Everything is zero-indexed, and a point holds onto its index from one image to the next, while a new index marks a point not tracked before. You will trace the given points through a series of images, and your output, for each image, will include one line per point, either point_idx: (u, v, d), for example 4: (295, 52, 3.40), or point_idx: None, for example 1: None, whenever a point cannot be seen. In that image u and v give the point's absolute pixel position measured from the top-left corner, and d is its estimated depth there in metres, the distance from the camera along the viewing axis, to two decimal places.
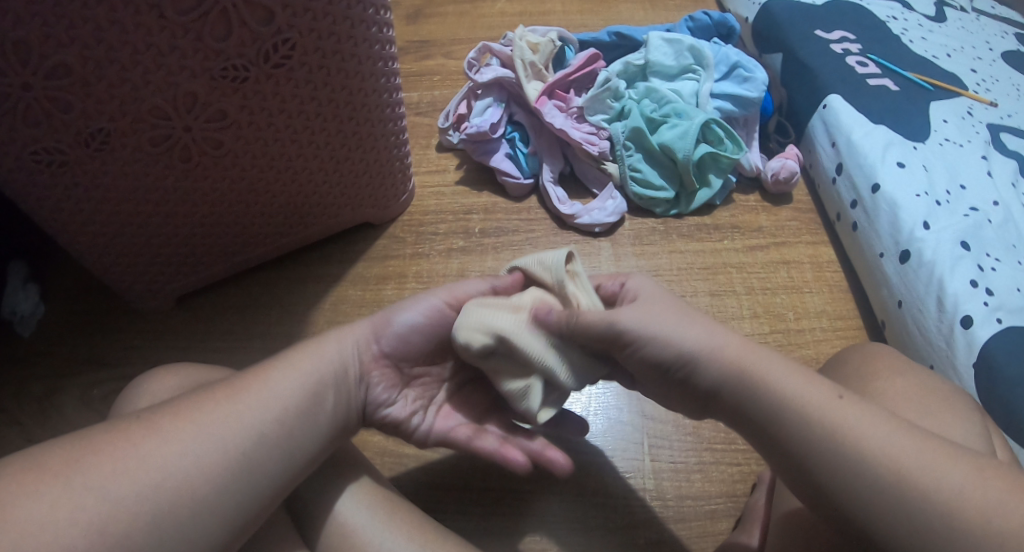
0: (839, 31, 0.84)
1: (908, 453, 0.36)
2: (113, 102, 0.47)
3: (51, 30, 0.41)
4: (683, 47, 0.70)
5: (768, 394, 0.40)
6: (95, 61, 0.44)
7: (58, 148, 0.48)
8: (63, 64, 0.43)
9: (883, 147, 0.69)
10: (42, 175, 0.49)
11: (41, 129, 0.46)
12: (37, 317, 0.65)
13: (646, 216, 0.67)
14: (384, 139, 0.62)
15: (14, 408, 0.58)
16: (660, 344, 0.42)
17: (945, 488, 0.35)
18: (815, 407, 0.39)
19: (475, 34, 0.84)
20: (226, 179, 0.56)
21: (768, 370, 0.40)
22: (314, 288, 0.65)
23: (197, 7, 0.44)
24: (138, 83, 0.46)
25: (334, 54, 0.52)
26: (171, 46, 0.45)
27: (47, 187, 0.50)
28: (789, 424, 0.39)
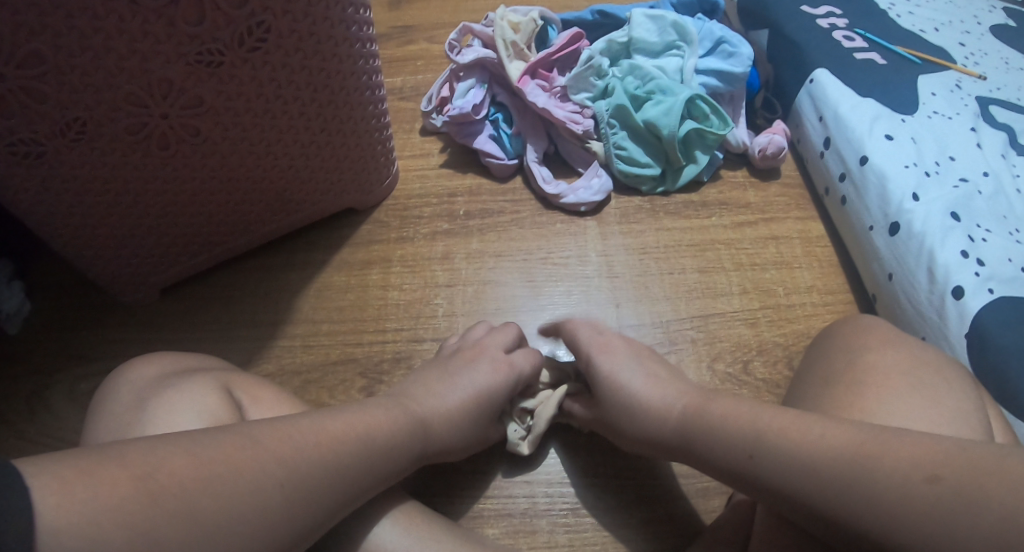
0: (825, 6, 0.83)
1: (847, 438, 0.35)
2: (88, 91, 0.46)
3: (21, 19, 0.40)
4: (667, 23, 0.69)
5: (711, 425, 0.41)
6: (67, 48, 0.43)
7: (34, 139, 0.47)
8: (35, 53, 0.42)
9: (871, 120, 0.68)
10: (18, 168, 0.48)
11: (15, 120, 0.45)
12: (23, 315, 0.63)
13: (632, 194, 0.67)
14: (365, 122, 0.61)
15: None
16: (627, 393, 0.46)
17: (889, 459, 0.33)
18: (766, 435, 0.38)
19: (457, 17, 0.84)
20: (206, 167, 0.55)
21: (717, 414, 0.41)
22: (299, 275, 0.64)
23: None
24: (112, 70, 0.45)
25: (311, 36, 0.51)
26: (143, 31, 0.44)
27: (24, 179, 0.49)
28: (735, 451, 0.39)
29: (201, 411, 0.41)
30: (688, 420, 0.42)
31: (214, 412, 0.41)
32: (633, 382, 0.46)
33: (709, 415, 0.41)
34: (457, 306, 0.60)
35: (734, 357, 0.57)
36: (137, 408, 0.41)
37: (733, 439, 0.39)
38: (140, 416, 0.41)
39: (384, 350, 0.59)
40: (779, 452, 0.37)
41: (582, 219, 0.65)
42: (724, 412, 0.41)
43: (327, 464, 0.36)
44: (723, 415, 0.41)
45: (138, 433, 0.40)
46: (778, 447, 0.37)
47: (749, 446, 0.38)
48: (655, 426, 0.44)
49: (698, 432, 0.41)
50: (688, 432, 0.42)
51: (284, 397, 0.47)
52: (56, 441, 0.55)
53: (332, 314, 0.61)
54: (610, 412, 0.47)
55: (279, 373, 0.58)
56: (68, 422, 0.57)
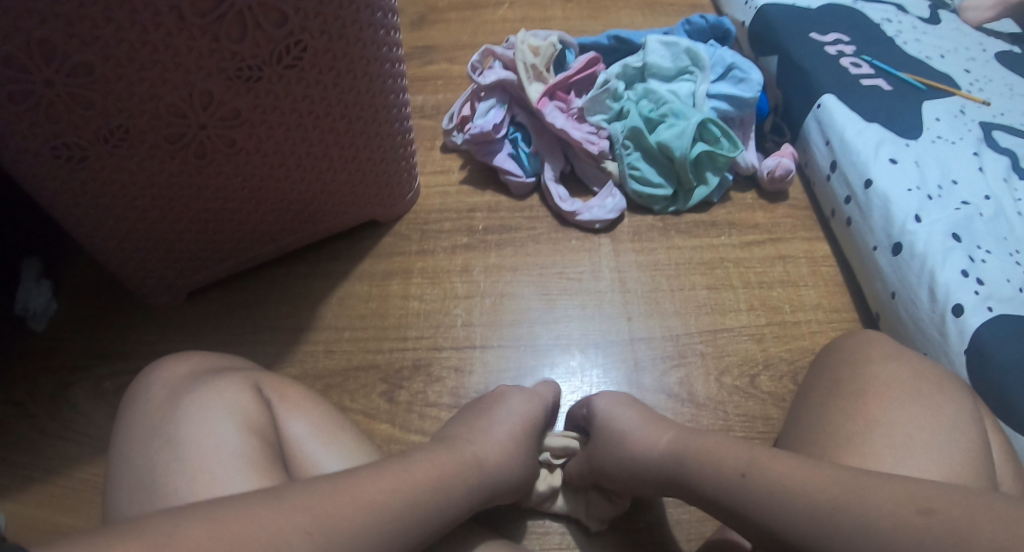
0: (833, 34, 0.86)
1: (833, 477, 0.35)
2: (132, 100, 0.48)
3: (76, 30, 0.43)
4: (680, 49, 0.72)
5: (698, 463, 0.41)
6: (116, 60, 0.46)
7: (79, 144, 0.49)
8: (86, 63, 0.45)
9: (876, 144, 0.70)
10: (61, 171, 0.51)
11: (63, 126, 0.48)
12: (50, 313, 0.66)
13: (644, 214, 0.69)
14: (390, 138, 0.64)
15: (28, 401, 0.60)
16: (621, 428, 0.48)
17: (867, 500, 0.33)
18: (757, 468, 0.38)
19: (477, 38, 0.87)
20: (239, 177, 0.58)
21: (702, 449, 0.42)
22: (323, 283, 0.67)
23: (215, 9, 0.46)
24: (157, 82, 0.48)
25: (343, 56, 0.54)
26: (188, 47, 0.47)
27: (67, 183, 0.52)
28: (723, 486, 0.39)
29: (237, 410, 0.43)
30: (676, 455, 0.43)
31: (246, 411, 0.43)
32: (627, 422, 0.48)
33: (701, 451, 0.42)
34: (475, 316, 0.63)
35: (741, 372, 0.59)
36: (171, 404, 0.43)
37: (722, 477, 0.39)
38: (175, 409, 0.43)
39: (404, 357, 0.61)
40: (764, 488, 0.37)
41: (596, 236, 0.68)
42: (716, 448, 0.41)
43: (380, 503, 0.35)
44: (715, 449, 0.41)
45: (170, 427, 0.42)
46: (762, 484, 0.37)
47: (736, 481, 0.39)
48: (647, 460, 0.45)
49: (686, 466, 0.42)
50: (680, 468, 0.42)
51: (310, 398, 0.49)
52: (85, 436, 0.58)
53: (353, 321, 0.64)
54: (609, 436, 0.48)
55: (302, 377, 0.60)
56: (96, 418, 0.59)
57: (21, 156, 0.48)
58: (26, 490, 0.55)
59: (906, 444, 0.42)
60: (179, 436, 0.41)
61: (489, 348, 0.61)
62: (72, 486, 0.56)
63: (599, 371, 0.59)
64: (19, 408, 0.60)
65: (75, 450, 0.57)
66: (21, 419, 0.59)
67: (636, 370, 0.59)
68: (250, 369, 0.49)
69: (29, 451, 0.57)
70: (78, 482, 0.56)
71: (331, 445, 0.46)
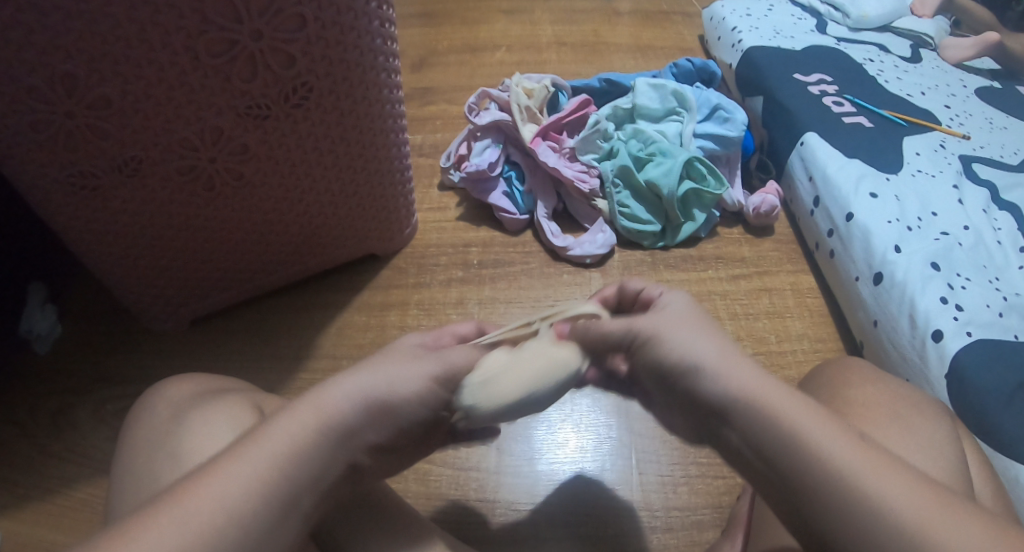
0: (816, 74, 0.90)
1: (909, 497, 0.34)
2: (147, 133, 0.51)
3: (96, 66, 0.46)
4: (668, 92, 0.75)
5: (801, 431, 0.36)
6: (133, 94, 0.48)
7: (94, 172, 0.52)
8: (104, 97, 0.48)
9: (857, 179, 0.73)
10: (75, 199, 0.53)
11: (78, 154, 0.50)
12: (54, 336, 0.68)
13: (634, 249, 0.71)
14: (390, 175, 0.66)
15: (28, 422, 0.62)
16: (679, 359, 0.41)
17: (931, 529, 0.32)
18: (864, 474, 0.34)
19: (476, 81, 0.91)
20: (245, 209, 0.61)
21: (804, 423, 0.37)
22: (322, 314, 0.69)
23: (228, 51, 0.49)
24: (171, 116, 0.51)
25: (347, 96, 0.57)
26: (202, 85, 0.50)
27: (78, 208, 0.54)
28: (796, 449, 0.36)
29: (235, 426, 0.44)
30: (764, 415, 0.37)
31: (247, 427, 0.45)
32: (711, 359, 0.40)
33: (778, 410, 0.37)
34: None
35: None
36: (174, 422, 0.45)
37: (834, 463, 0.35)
38: (179, 427, 0.45)
39: None
40: (832, 480, 0.35)
41: (587, 270, 0.70)
42: (789, 408, 0.37)
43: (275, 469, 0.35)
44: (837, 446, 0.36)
45: (174, 445, 0.44)
46: (854, 482, 0.34)
47: (853, 476, 0.35)
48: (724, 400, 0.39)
49: (746, 417, 0.38)
50: (753, 426, 0.38)
51: None
52: (85, 458, 0.59)
53: (352, 350, 0.66)
54: (664, 357, 0.41)
55: None
56: (95, 440, 0.61)
57: (37, 182, 0.51)
58: (24, 509, 0.56)
59: None
60: (181, 449, 0.43)
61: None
62: (68, 506, 0.57)
63: (590, 400, 0.58)
64: (18, 429, 0.61)
65: (74, 470, 0.59)
66: (19, 441, 0.60)
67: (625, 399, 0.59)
68: (248, 389, 0.51)
69: (27, 471, 0.58)
70: (75, 501, 0.57)
71: None
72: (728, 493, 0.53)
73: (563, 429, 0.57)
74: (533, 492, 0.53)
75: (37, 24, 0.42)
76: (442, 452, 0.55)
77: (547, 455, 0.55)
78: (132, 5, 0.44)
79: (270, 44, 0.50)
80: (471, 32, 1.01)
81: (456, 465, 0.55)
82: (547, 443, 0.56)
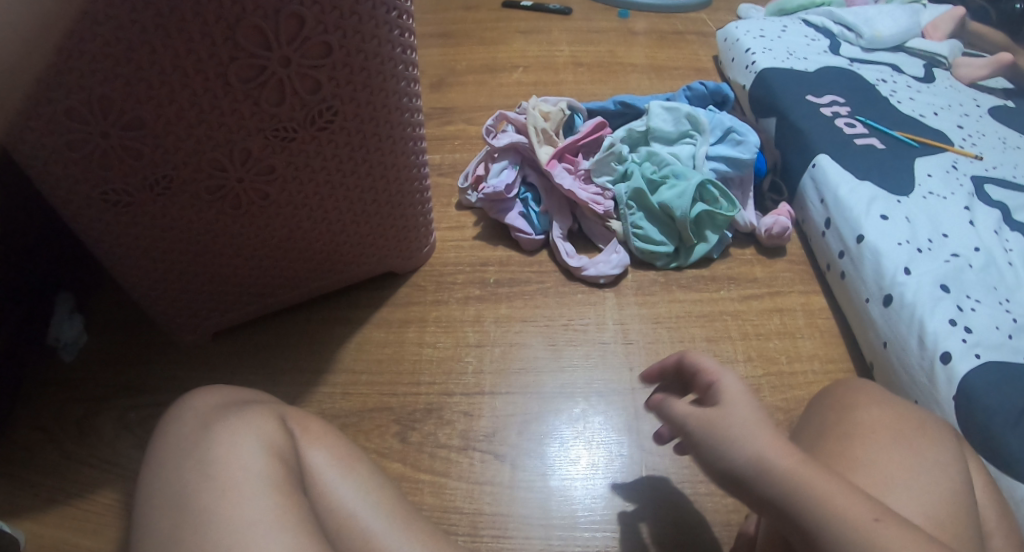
0: (829, 95, 0.91)
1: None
2: (178, 154, 0.54)
3: (131, 89, 0.48)
4: (681, 114, 0.77)
5: (811, 496, 0.38)
6: (166, 117, 0.51)
7: (127, 190, 0.54)
8: (138, 119, 0.50)
9: (868, 201, 0.74)
10: (108, 213, 0.55)
11: (112, 173, 0.52)
12: (80, 345, 0.70)
13: (647, 269, 0.72)
14: (410, 196, 0.68)
15: (55, 428, 0.63)
16: (716, 449, 0.43)
17: None
18: (853, 526, 0.37)
19: (493, 101, 0.93)
20: (271, 227, 0.63)
21: (815, 484, 0.39)
22: (341, 330, 0.69)
23: (258, 77, 0.52)
24: (202, 138, 0.53)
25: (371, 120, 0.60)
26: (232, 109, 0.53)
27: (110, 225, 0.56)
28: (828, 527, 0.38)
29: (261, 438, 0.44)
30: (783, 477, 0.39)
31: (274, 440, 0.44)
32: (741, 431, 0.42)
33: (811, 487, 0.39)
34: (485, 364, 0.63)
35: None
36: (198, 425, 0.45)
37: (831, 514, 0.38)
38: None
39: (417, 400, 0.61)
40: (833, 524, 0.37)
41: (600, 290, 0.70)
42: (829, 495, 0.38)
43: None
44: (839, 505, 0.38)
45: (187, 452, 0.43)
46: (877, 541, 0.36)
47: (843, 524, 0.37)
48: (741, 465, 0.41)
49: (790, 502, 0.39)
50: (761, 486, 0.40)
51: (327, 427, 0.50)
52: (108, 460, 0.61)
53: (371, 364, 0.65)
54: (707, 450, 0.43)
55: (319, 416, 0.61)
56: (118, 448, 0.62)
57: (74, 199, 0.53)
58: (48, 512, 0.57)
59: (887, 481, 0.44)
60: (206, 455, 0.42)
61: (478, 394, 0.61)
62: (91, 510, 0.58)
63: (602, 416, 0.60)
64: (46, 435, 0.63)
65: (97, 476, 0.60)
66: (46, 445, 0.62)
67: (636, 419, 0.60)
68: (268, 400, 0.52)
69: (53, 474, 0.60)
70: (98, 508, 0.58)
71: (350, 476, 0.47)
72: (734, 511, 0.54)
73: (576, 445, 0.58)
74: (545, 507, 0.54)
75: (75, 51, 0.44)
76: (458, 466, 0.56)
77: (559, 470, 0.56)
78: (166, 33, 0.46)
79: (298, 70, 0.53)
80: (489, 53, 1.03)
81: (470, 479, 0.56)
82: (559, 459, 0.57)
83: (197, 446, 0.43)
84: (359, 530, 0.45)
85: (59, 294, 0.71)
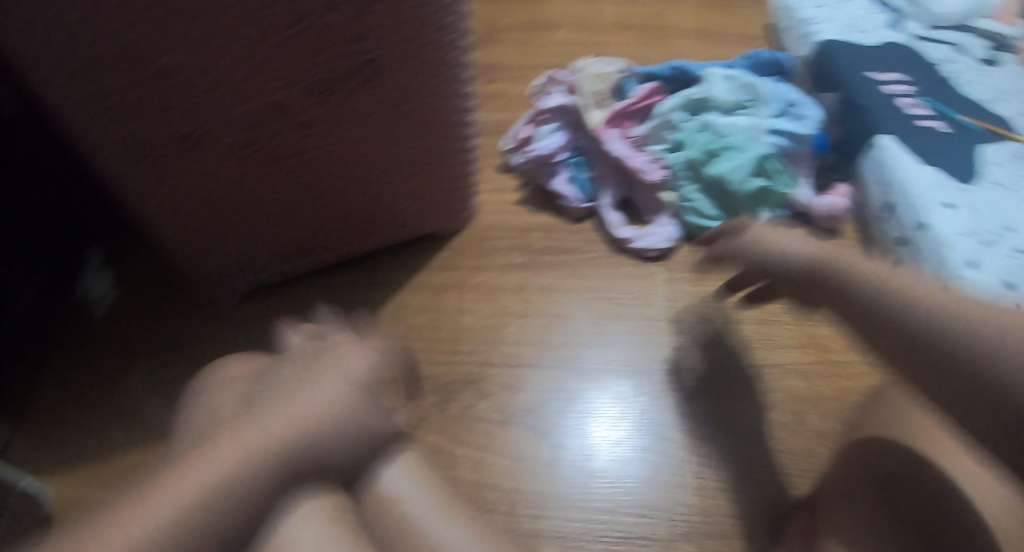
0: (892, 73, 0.86)
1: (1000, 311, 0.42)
2: (210, 104, 0.49)
3: (161, 33, 0.43)
4: (741, 83, 0.72)
5: (888, 300, 0.45)
6: (197, 64, 0.46)
7: (155, 141, 0.50)
8: (168, 67, 0.45)
9: (933, 187, 0.70)
10: (137, 165, 0.51)
11: (140, 123, 0.48)
12: (109, 300, 0.68)
13: (698, 244, 0.69)
14: (454, 157, 0.63)
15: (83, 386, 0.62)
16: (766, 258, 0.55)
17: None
18: (931, 305, 0.43)
19: (537, 61, 0.89)
20: (307, 183, 0.59)
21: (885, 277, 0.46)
22: (376, 293, 0.67)
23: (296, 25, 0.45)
24: (235, 88, 0.48)
25: (417, 75, 0.54)
26: (269, 58, 0.47)
27: (138, 177, 0.53)
28: (925, 338, 0.43)
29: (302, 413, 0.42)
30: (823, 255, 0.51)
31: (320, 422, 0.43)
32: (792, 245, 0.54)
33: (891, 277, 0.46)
34: (528, 335, 0.61)
35: (786, 409, 0.58)
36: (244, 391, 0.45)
37: (908, 301, 0.44)
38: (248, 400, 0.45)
39: (456, 370, 0.59)
40: (923, 310, 0.43)
41: (648, 264, 0.67)
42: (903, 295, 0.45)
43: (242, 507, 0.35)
44: (915, 290, 0.45)
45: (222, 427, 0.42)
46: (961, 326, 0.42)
47: (929, 319, 0.43)
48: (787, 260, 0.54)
49: (865, 287, 0.47)
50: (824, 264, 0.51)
51: None
52: (133, 420, 0.60)
53: (408, 329, 0.63)
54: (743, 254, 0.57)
55: None
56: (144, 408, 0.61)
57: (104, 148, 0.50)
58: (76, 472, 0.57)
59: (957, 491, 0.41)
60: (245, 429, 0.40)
61: (520, 366, 0.59)
62: (119, 470, 0.57)
63: (641, 393, 0.58)
64: (75, 394, 0.62)
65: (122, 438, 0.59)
66: (74, 404, 0.61)
67: (678, 399, 0.58)
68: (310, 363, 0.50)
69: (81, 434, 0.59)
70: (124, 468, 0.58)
71: (391, 452, 0.45)
72: (777, 504, 0.53)
73: (611, 417, 0.56)
74: (580, 481, 0.53)
75: None
76: (497, 441, 0.55)
77: (594, 441, 0.55)
78: None
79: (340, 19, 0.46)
80: (535, 9, 0.98)
81: (510, 455, 0.54)
82: (594, 429, 0.56)
83: (238, 418, 0.41)
84: (401, 514, 0.43)
85: (89, 249, 0.68)
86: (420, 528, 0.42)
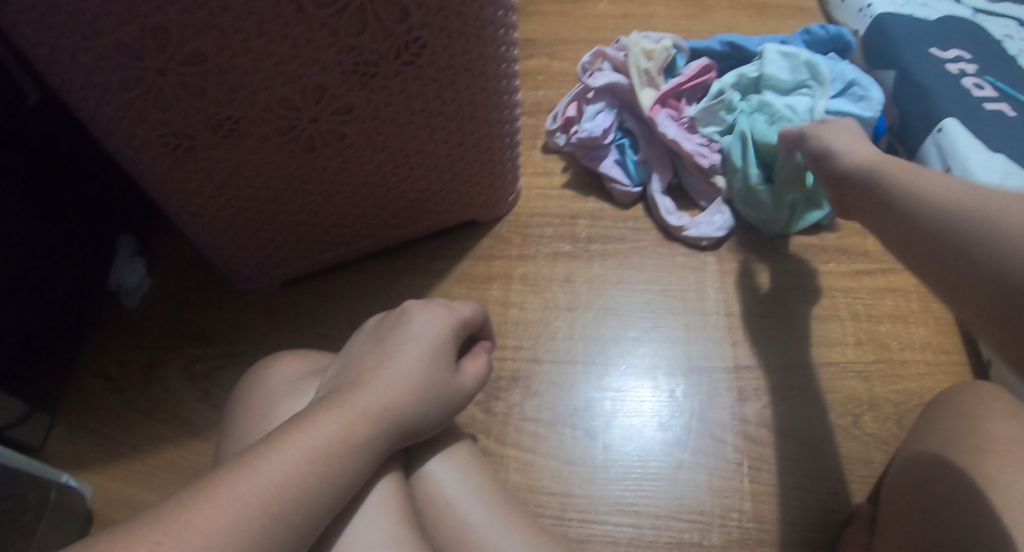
0: (954, 50, 0.80)
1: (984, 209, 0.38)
2: (244, 92, 0.46)
3: (190, 18, 0.40)
4: (801, 61, 0.67)
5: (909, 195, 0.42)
6: (229, 49, 0.42)
7: (187, 132, 0.47)
8: (199, 52, 0.42)
9: (1002, 176, 0.66)
10: (169, 158, 0.49)
11: (171, 114, 0.46)
12: (143, 291, 0.66)
13: (753, 233, 0.66)
14: (499, 140, 0.60)
15: (120, 377, 0.62)
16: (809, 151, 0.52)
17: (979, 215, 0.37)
18: (949, 198, 0.40)
19: (578, 35, 0.84)
20: (346, 169, 0.56)
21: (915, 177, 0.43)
22: (417, 280, 0.66)
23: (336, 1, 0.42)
24: (271, 73, 0.45)
25: (462, 54, 0.50)
26: (306, 39, 0.44)
27: (170, 169, 0.50)
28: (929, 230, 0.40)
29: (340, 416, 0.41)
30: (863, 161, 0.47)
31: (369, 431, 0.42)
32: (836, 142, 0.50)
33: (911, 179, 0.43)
34: (576, 330, 0.60)
35: (846, 410, 0.56)
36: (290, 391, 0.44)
37: (933, 199, 0.41)
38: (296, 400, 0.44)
39: (503, 366, 0.58)
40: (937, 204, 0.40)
41: (702, 254, 0.64)
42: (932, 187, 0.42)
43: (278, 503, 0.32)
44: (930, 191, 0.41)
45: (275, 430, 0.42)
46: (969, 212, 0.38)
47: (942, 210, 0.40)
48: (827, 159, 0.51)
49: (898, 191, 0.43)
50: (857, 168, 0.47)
51: None
52: (174, 411, 0.59)
53: None
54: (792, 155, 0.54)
55: None
56: (183, 400, 0.60)
57: (133, 141, 0.47)
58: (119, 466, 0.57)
59: None
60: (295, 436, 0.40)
61: (565, 362, 0.58)
62: (158, 465, 0.56)
63: (683, 385, 0.57)
64: (112, 385, 0.61)
65: (163, 431, 0.58)
66: (112, 396, 0.61)
67: (724, 396, 0.56)
68: None
69: (121, 426, 0.59)
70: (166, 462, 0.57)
71: (449, 457, 0.44)
72: (831, 510, 0.51)
73: (646, 403, 0.56)
74: (617, 472, 0.53)
75: None
76: (546, 442, 0.54)
77: (627, 426, 0.55)
78: None
79: None
80: None
81: (560, 457, 0.53)
82: (625, 412, 0.55)
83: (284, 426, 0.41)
84: (457, 520, 0.41)
85: (118, 237, 0.66)
86: (476, 534, 0.41)
